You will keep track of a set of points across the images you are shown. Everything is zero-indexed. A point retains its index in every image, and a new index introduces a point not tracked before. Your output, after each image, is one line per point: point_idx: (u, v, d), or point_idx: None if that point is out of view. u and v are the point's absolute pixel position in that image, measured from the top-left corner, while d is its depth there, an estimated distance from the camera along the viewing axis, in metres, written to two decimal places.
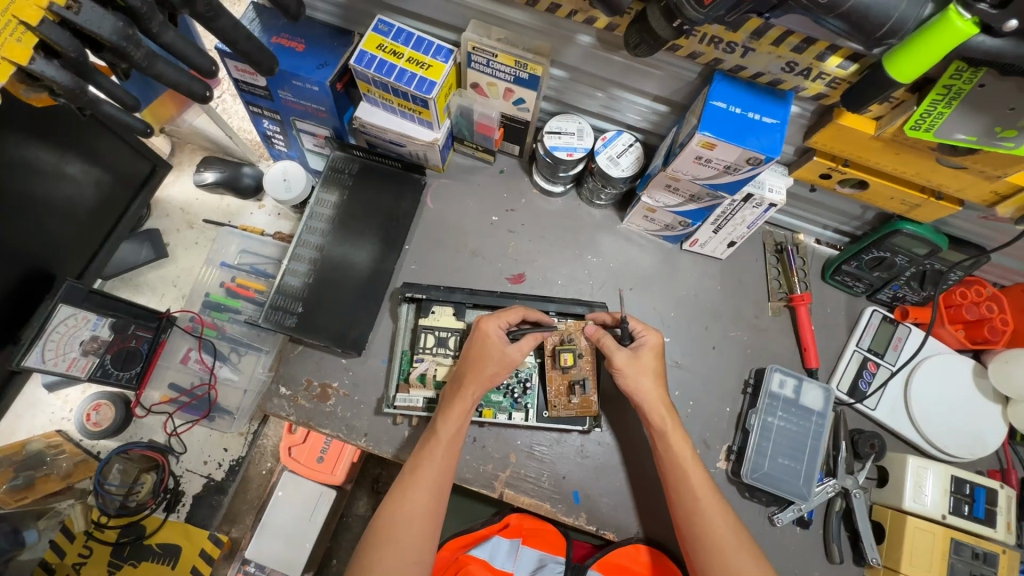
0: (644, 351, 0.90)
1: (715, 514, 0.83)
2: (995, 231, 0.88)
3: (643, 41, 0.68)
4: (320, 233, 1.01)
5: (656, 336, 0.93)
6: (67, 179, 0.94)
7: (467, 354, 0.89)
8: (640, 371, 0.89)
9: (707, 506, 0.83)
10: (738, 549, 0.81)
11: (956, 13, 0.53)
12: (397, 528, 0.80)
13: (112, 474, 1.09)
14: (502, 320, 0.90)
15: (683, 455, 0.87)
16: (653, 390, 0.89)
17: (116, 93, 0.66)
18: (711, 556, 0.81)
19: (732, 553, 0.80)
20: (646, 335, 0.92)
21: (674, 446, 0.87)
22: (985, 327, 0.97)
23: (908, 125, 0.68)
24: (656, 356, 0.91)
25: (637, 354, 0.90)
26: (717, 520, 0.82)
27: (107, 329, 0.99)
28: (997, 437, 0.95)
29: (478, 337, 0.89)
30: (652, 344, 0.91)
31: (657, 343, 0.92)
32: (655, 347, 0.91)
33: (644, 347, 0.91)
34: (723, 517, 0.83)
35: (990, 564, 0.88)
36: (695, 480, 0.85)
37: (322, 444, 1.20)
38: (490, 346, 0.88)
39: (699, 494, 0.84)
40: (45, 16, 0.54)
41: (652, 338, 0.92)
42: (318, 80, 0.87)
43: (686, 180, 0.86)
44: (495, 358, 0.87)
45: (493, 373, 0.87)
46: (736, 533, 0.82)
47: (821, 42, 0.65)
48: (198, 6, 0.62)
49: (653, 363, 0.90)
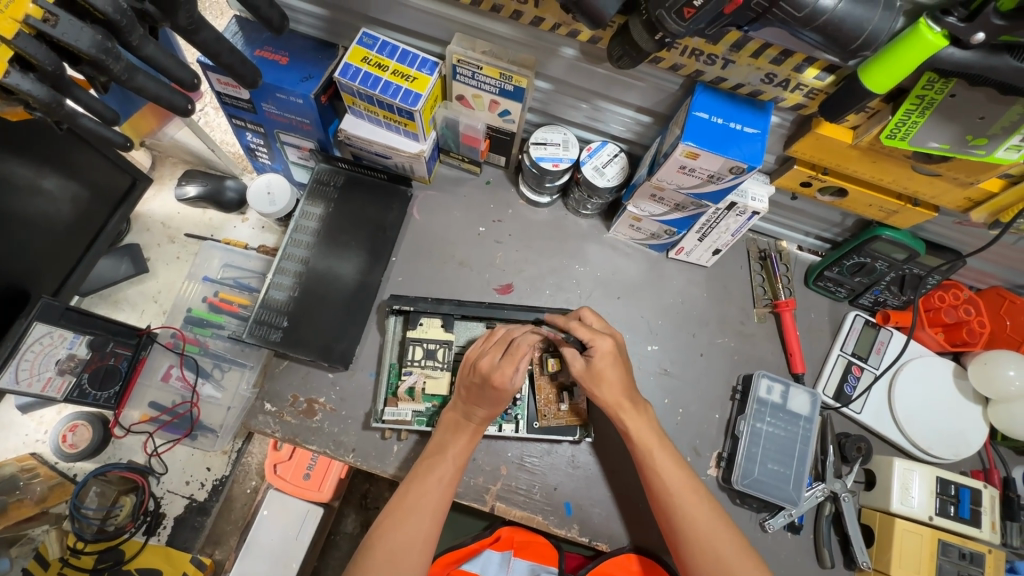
0: (601, 361, 0.88)
1: (692, 505, 0.83)
2: (970, 236, 0.91)
3: (626, 54, 0.69)
4: (306, 246, 0.99)
5: (608, 342, 0.88)
6: (42, 194, 0.92)
7: (473, 394, 0.85)
8: (597, 381, 0.88)
9: (682, 501, 0.83)
10: (719, 538, 0.81)
11: (926, 26, 0.55)
12: (394, 556, 0.78)
13: (89, 498, 1.06)
14: (510, 368, 0.84)
15: (664, 464, 0.86)
16: (608, 395, 0.88)
17: (94, 107, 0.65)
18: (693, 546, 0.81)
19: (713, 542, 0.80)
20: (597, 342, 0.88)
21: (642, 437, 0.88)
22: (964, 329, 0.99)
23: (884, 134, 0.70)
24: (611, 361, 0.88)
25: (594, 364, 0.88)
26: (694, 512, 0.82)
27: (85, 347, 0.96)
28: (980, 437, 0.97)
29: (493, 393, 0.84)
30: (602, 350, 0.88)
31: (610, 348, 0.88)
32: (608, 353, 0.88)
33: (597, 356, 0.88)
34: (701, 507, 0.83)
35: (977, 564, 0.89)
36: (668, 471, 0.85)
37: (309, 460, 1.18)
38: (505, 398, 0.84)
39: (672, 488, 0.84)
40: (21, 29, 0.52)
41: (603, 343, 0.88)
42: (303, 92, 0.86)
43: (670, 190, 0.87)
44: (499, 402, 0.85)
45: (494, 409, 0.86)
46: (718, 523, 0.82)
47: (798, 55, 0.67)
48: (180, 19, 0.61)
49: (612, 368, 0.88)
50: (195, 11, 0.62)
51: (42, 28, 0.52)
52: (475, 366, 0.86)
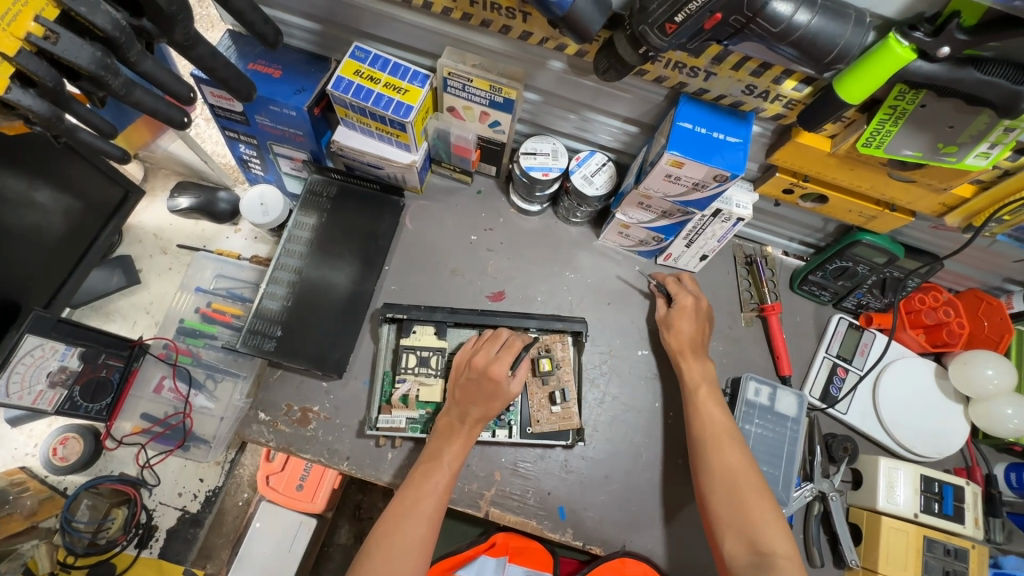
0: (676, 312, 1.00)
1: (724, 441, 0.87)
2: (946, 239, 0.94)
3: (612, 66, 0.71)
4: (299, 255, 1.00)
5: (690, 298, 1.00)
6: (35, 207, 0.92)
7: (469, 392, 0.89)
8: (670, 325, 1.00)
9: (714, 438, 0.88)
10: (743, 474, 0.84)
11: (895, 40, 0.58)
12: (391, 557, 0.79)
13: (81, 511, 1.06)
14: (507, 363, 0.90)
15: (708, 405, 0.92)
16: (673, 340, 0.99)
17: (92, 120, 0.66)
18: (714, 477, 0.85)
19: (736, 476, 0.84)
20: (680, 296, 1.01)
21: (693, 378, 0.95)
22: (944, 331, 1.02)
23: (860, 142, 0.72)
24: (688, 316, 0.99)
25: (674, 309, 1.01)
26: (723, 446, 0.86)
27: (76, 359, 0.96)
28: (961, 436, 1.00)
29: (485, 382, 0.88)
30: (683, 304, 1.00)
31: (689, 304, 1.00)
32: (687, 307, 1.00)
33: (677, 306, 1.01)
34: (733, 447, 0.86)
35: (961, 560, 0.91)
36: (709, 409, 0.91)
37: (302, 471, 1.19)
38: (496, 390, 0.88)
39: (708, 424, 0.90)
40: (22, 46, 0.53)
41: (686, 300, 1.00)
42: (296, 104, 0.88)
43: (657, 198, 0.89)
44: (494, 400, 0.89)
45: (490, 409, 0.89)
46: (744, 463, 0.85)
47: (776, 67, 0.70)
48: (176, 36, 0.63)
49: (688, 322, 0.99)
50: (191, 28, 0.63)
51: (42, 45, 0.53)
52: (470, 363, 0.91)
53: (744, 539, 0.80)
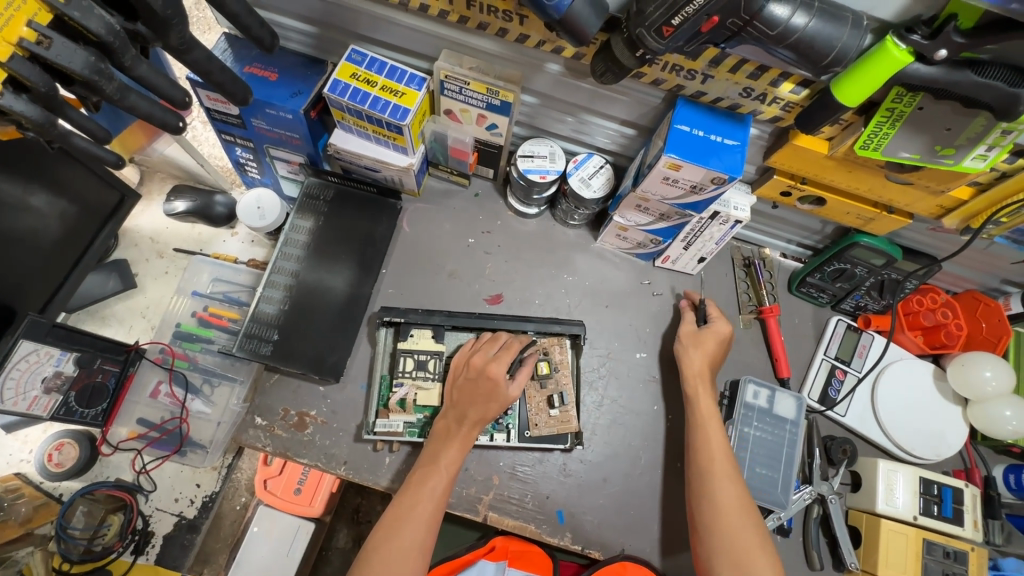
0: (708, 334, 0.99)
1: (730, 477, 0.86)
2: (944, 241, 0.94)
3: (609, 69, 0.71)
4: (296, 259, 1.00)
5: (726, 326, 1.00)
6: (31, 211, 0.92)
7: (467, 392, 0.89)
8: (697, 342, 0.99)
9: (719, 474, 0.86)
10: (742, 518, 0.83)
11: (893, 43, 0.58)
12: (390, 561, 0.78)
13: (76, 518, 1.04)
14: (505, 364, 0.91)
15: (715, 438, 0.90)
16: (696, 360, 0.97)
17: (85, 125, 0.66)
18: (715, 515, 0.83)
19: (735, 517, 0.83)
20: (718, 321, 1.01)
21: (702, 409, 0.93)
22: (942, 332, 1.02)
23: (858, 144, 0.72)
24: (718, 342, 0.99)
25: (704, 331, 1.00)
26: (726, 484, 0.85)
27: (72, 364, 0.95)
28: (959, 437, 1.00)
29: (483, 381, 0.89)
30: (718, 329, 1.00)
31: (724, 331, 1.00)
32: (720, 334, 0.99)
33: (712, 328, 1.00)
34: (735, 486, 0.85)
35: (960, 562, 0.91)
36: (714, 442, 0.89)
37: (299, 475, 1.18)
38: (497, 390, 0.89)
39: (714, 459, 0.88)
40: (15, 51, 0.53)
41: (721, 326, 1.00)
42: (293, 108, 0.88)
43: (655, 201, 0.89)
44: (493, 401, 0.89)
45: (490, 411, 0.89)
46: (746, 502, 0.84)
47: (774, 69, 0.70)
48: (171, 40, 0.62)
49: (715, 347, 0.98)
50: (186, 32, 0.63)
51: (35, 50, 0.53)
52: (468, 364, 0.92)
53: None
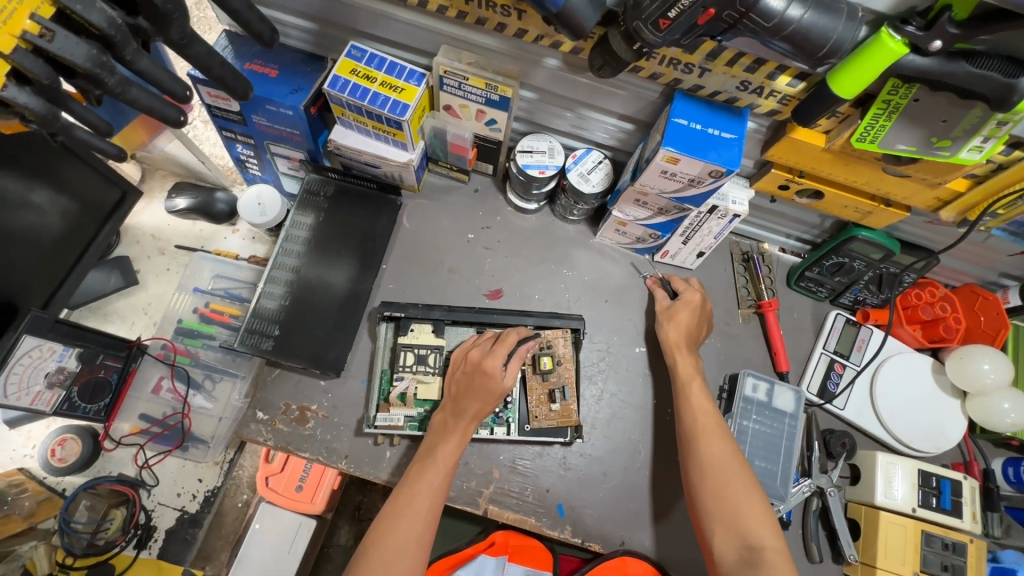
0: (681, 305, 1.01)
1: (714, 435, 0.87)
2: (941, 234, 0.95)
3: (606, 63, 0.72)
4: (296, 255, 1.00)
5: (697, 295, 1.02)
6: (32, 207, 0.92)
7: (464, 386, 0.90)
8: (670, 316, 1.01)
9: (705, 434, 0.88)
10: (733, 470, 0.84)
11: (888, 34, 0.59)
12: (387, 559, 0.79)
13: (79, 512, 1.05)
14: (502, 356, 0.91)
15: (699, 400, 0.92)
16: (670, 332, 0.99)
17: (89, 119, 0.67)
18: (707, 475, 0.84)
19: (724, 470, 0.84)
20: (687, 292, 1.03)
21: (684, 372, 0.95)
22: (941, 326, 1.02)
23: (854, 137, 0.73)
24: (691, 310, 1.00)
25: (676, 304, 1.02)
26: (714, 442, 0.86)
27: (74, 360, 0.96)
28: (958, 430, 1.00)
29: (479, 375, 0.89)
30: (688, 298, 1.01)
31: (694, 299, 1.01)
32: (692, 303, 1.01)
33: (682, 299, 1.02)
34: (724, 443, 0.86)
35: (959, 554, 0.92)
36: (698, 404, 0.91)
37: (301, 471, 1.19)
38: (491, 384, 0.89)
39: (699, 418, 0.89)
40: (18, 44, 0.54)
41: (692, 296, 1.02)
42: (292, 104, 0.88)
43: (653, 194, 0.90)
44: (490, 395, 0.89)
45: (488, 407, 0.89)
46: (733, 457, 0.85)
47: (771, 62, 0.70)
48: (173, 34, 0.63)
49: (688, 317, 1.00)
50: (187, 26, 0.63)
51: (37, 42, 0.54)
52: (466, 357, 0.93)
53: (734, 532, 0.80)
